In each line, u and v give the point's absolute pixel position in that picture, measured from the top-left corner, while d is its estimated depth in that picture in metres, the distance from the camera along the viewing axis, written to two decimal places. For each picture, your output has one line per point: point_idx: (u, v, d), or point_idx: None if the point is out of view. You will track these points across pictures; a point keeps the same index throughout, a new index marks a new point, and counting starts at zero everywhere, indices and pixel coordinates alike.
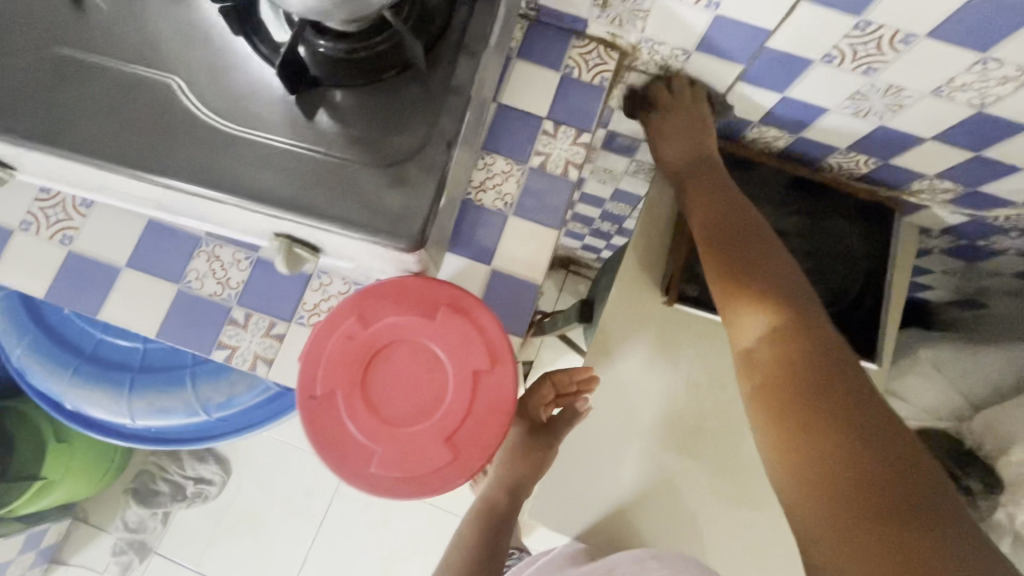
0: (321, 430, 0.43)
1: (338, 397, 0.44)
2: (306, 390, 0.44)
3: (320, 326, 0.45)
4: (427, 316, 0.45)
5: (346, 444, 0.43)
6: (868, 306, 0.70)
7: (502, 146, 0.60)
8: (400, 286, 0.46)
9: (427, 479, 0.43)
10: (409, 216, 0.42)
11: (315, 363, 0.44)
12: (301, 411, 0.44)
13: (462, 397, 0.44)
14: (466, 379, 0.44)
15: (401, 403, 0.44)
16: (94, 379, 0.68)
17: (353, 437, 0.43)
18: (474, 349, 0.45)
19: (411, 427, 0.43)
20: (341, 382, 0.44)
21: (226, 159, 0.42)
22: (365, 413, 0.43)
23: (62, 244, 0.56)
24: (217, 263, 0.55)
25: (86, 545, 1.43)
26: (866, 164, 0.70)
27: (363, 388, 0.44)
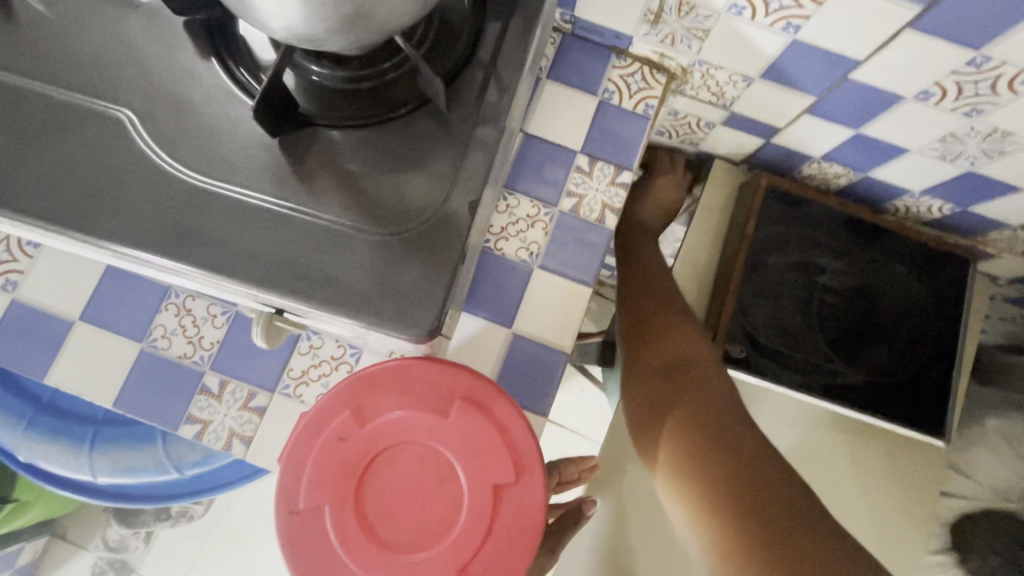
0: (304, 555, 0.35)
1: (325, 514, 0.35)
2: (286, 504, 0.35)
3: (304, 423, 0.36)
4: (438, 414, 0.36)
5: (335, 574, 0.35)
6: (937, 373, 0.61)
7: (528, 184, 0.51)
8: (405, 374, 0.37)
9: None
10: (422, 298, 0.33)
11: (298, 470, 0.36)
12: (280, 527, 0.35)
13: (478, 518, 0.35)
14: (484, 495, 0.36)
15: (402, 522, 0.35)
16: (49, 431, 0.59)
17: (344, 564, 0.35)
18: (495, 456, 0.36)
19: (411, 552, 0.35)
20: (329, 495, 0.35)
21: (189, 220, 0.33)
22: (359, 535, 0.35)
23: (5, 291, 0.47)
24: (189, 318, 0.47)
25: (64, 563, 1.35)
26: (939, 210, 0.61)
27: (354, 502, 0.35)
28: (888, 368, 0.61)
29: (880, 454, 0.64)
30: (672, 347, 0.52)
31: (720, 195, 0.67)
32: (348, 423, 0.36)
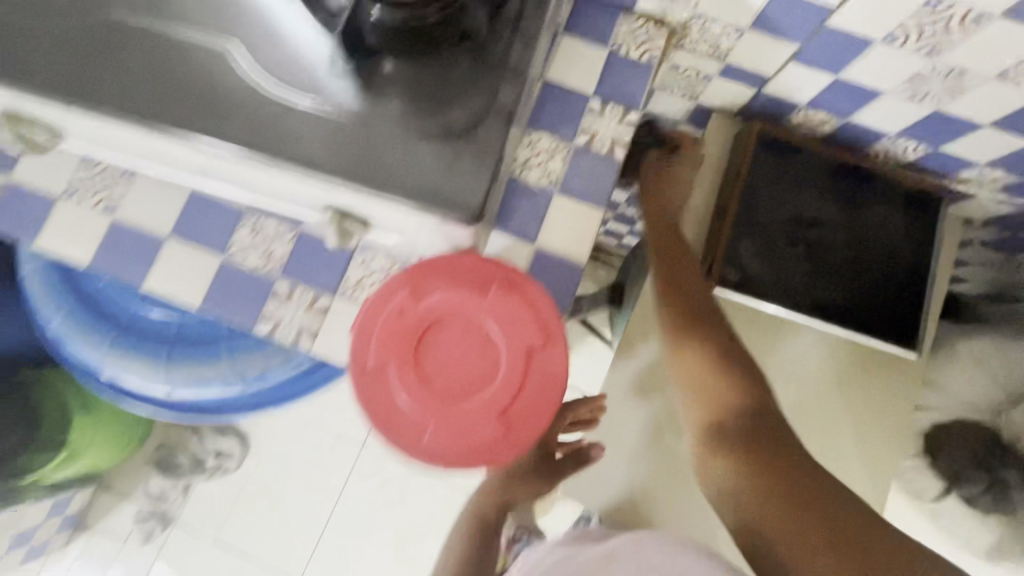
0: (375, 405, 0.43)
1: (390, 371, 0.43)
2: (358, 362, 0.44)
3: (371, 300, 0.45)
4: (480, 292, 0.45)
5: (399, 417, 0.43)
6: (909, 295, 0.69)
7: (547, 123, 0.59)
8: (452, 262, 0.45)
9: (480, 454, 0.43)
10: (469, 187, 0.42)
11: (366, 336, 0.44)
12: (353, 384, 0.44)
13: (514, 375, 0.44)
14: (519, 356, 0.44)
15: (453, 377, 0.44)
16: (134, 349, 0.69)
17: (407, 413, 0.43)
18: (527, 325, 0.44)
19: (460, 402, 0.43)
20: (393, 355, 0.44)
21: (286, 131, 0.42)
22: (417, 386, 0.43)
23: (105, 214, 0.55)
24: (261, 236, 0.55)
25: (109, 513, 1.46)
26: (915, 151, 0.68)
27: (412, 365, 0.43)
28: (866, 291, 0.69)
29: (867, 373, 0.70)
30: (698, 341, 0.56)
31: (718, 144, 0.75)
32: (405, 300, 0.44)
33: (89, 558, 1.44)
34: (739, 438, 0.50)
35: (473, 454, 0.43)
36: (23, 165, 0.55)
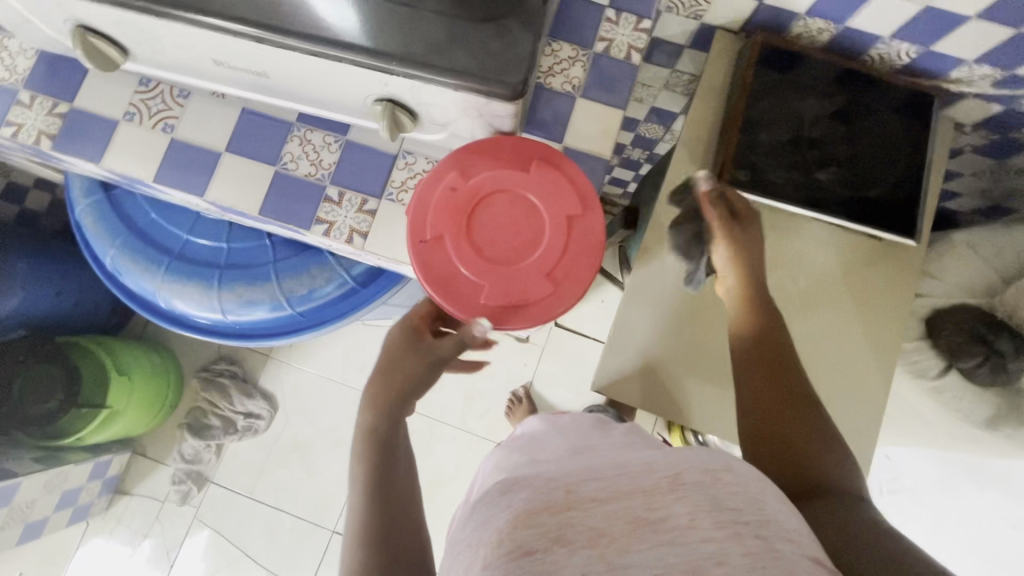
0: (434, 270, 0.48)
1: (446, 240, 0.49)
2: (417, 235, 0.49)
3: (427, 180, 0.50)
4: (522, 169, 0.49)
5: (458, 280, 0.48)
6: (909, 186, 0.74)
7: (567, 34, 0.63)
8: (495, 144, 0.50)
9: (532, 309, 0.49)
10: (513, 65, 0.45)
11: (423, 211, 0.49)
12: (413, 253, 0.49)
13: (557, 239, 0.49)
14: (562, 223, 0.49)
15: (504, 245, 0.48)
16: (185, 276, 0.73)
17: (462, 275, 0.48)
18: (566, 196, 0.49)
19: (507, 267, 0.48)
20: (448, 226, 0.49)
21: (339, 17, 0.45)
22: (472, 253, 0.48)
23: (164, 132, 0.60)
24: (309, 146, 0.60)
25: (146, 477, 1.51)
26: (907, 54, 0.73)
27: (464, 235, 0.48)
28: (868, 186, 0.74)
29: (870, 264, 0.76)
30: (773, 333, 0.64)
31: (724, 59, 0.79)
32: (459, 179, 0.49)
33: (131, 520, 1.49)
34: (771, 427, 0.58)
35: (522, 311, 0.48)
36: (85, 92, 0.59)
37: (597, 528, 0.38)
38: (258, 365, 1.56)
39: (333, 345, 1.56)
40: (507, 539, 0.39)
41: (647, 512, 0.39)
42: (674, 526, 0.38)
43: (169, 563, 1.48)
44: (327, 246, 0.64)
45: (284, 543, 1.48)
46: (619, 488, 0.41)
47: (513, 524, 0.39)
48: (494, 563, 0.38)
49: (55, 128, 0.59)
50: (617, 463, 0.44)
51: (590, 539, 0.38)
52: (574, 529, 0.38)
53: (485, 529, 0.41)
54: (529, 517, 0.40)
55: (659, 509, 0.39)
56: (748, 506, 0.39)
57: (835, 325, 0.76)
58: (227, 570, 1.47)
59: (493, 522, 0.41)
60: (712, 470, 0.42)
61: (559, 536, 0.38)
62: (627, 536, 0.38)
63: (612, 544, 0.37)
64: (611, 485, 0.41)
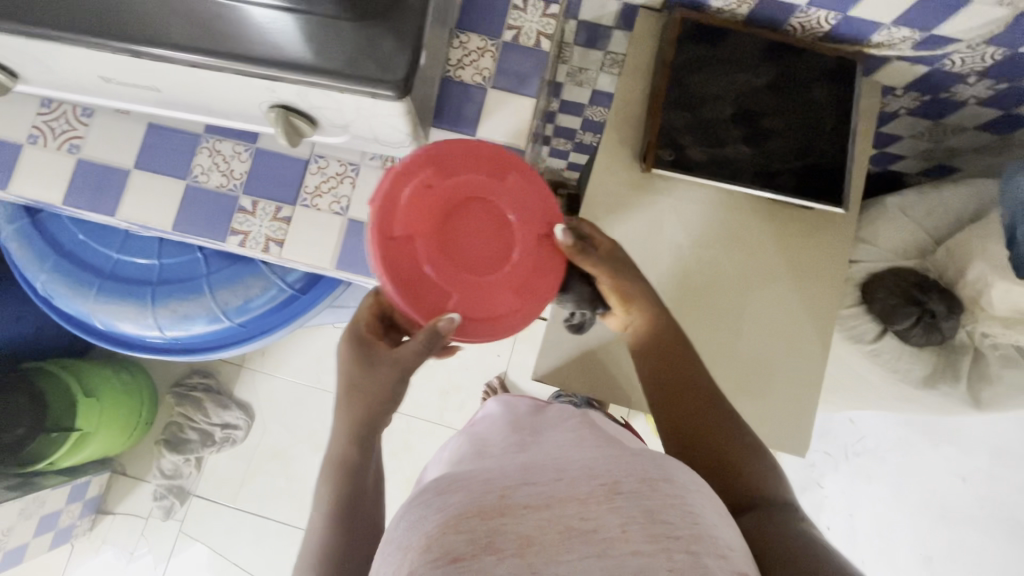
0: (398, 268, 0.48)
1: (415, 242, 0.48)
2: (384, 230, 0.48)
3: (397, 175, 0.49)
4: (496, 179, 0.50)
5: (424, 282, 0.48)
6: (836, 154, 0.74)
7: (474, 24, 0.62)
8: (468, 148, 0.50)
9: (499, 320, 0.50)
10: (395, 62, 0.45)
11: (393, 207, 0.48)
12: (378, 249, 0.47)
13: (527, 256, 0.51)
14: (530, 240, 0.51)
15: (474, 254, 0.49)
16: (118, 295, 0.73)
17: (428, 276, 0.48)
18: (536, 215, 0.51)
19: (473, 280, 0.49)
20: (418, 227, 0.48)
21: (213, 25, 0.44)
22: (444, 258, 0.49)
23: (71, 153, 0.59)
24: (219, 158, 0.59)
25: (128, 494, 1.51)
26: (827, 20, 0.73)
27: (432, 246, 0.48)
28: (794, 156, 0.74)
29: (802, 234, 0.76)
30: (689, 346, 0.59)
31: (649, 38, 0.78)
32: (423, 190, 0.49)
33: (116, 538, 1.50)
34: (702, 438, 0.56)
35: (487, 322, 0.49)
36: None
37: (528, 535, 0.37)
38: (232, 376, 1.56)
39: (305, 350, 1.56)
40: (436, 545, 0.36)
41: (580, 521, 0.37)
42: (605, 538, 0.36)
43: None
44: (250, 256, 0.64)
45: (270, 550, 1.49)
46: (555, 495, 0.39)
47: (442, 527, 0.37)
48: (420, 569, 0.35)
49: None
50: (559, 466, 0.42)
51: (518, 547, 0.36)
52: (505, 536, 0.36)
53: (412, 530, 0.38)
54: (460, 521, 0.37)
55: (592, 519, 0.37)
56: (681, 519, 0.37)
57: (789, 302, 0.76)
58: None
59: (422, 524, 0.38)
60: (651, 480, 0.39)
61: (489, 543, 0.36)
62: (554, 547, 0.36)
63: (541, 554, 0.36)
64: (547, 490, 0.39)
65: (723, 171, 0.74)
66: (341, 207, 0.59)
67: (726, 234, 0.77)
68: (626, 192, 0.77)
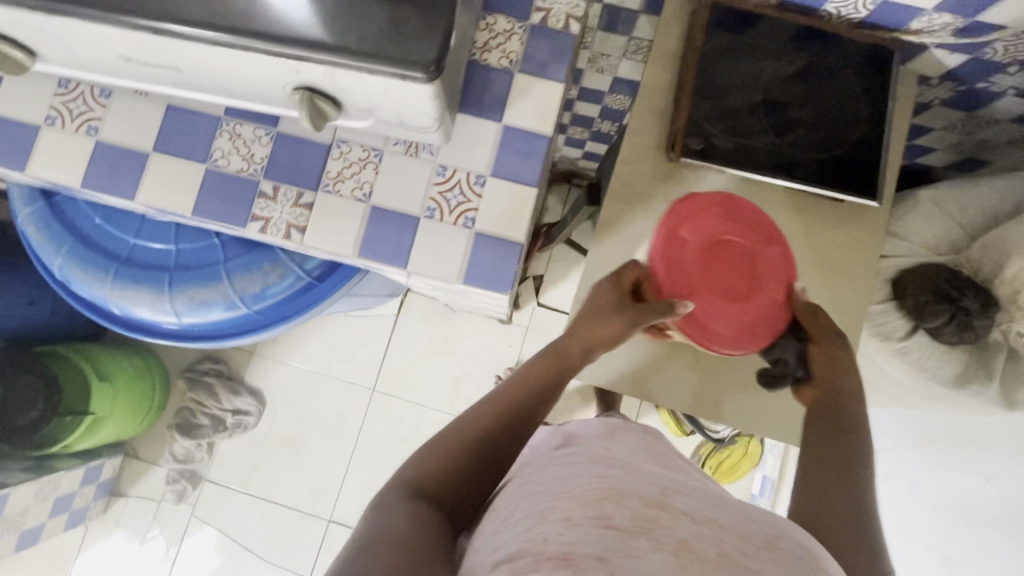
0: (665, 249, 0.67)
1: (687, 244, 0.67)
2: (672, 222, 0.68)
3: (724, 199, 0.68)
4: (763, 240, 0.68)
5: (680, 271, 0.67)
6: (871, 145, 0.72)
7: (501, 5, 0.60)
8: (755, 212, 0.69)
9: (710, 332, 0.66)
10: (425, 44, 0.43)
11: (690, 215, 0.68)
12: (664, 231, 0.67)
13: (760, 302, 0.67)
14: (767, 296, 0.68)
15: (721, 279, 0.67)
16: (135, 281, 0.72)
17: (683, 270, 0.67)
18: (777, 277, 0.68)
19: (728, 299, 0.67)
20: (701, 235, 0.67)
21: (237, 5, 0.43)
22: (697, 268, 0.67)
23: (89, 135, 0.57)
24: (240, 141, 0.58)
25: (141, 478, 1.53)
26: (865, 6, 0.70)
27: (707, 269, 0.67)
28: (827, 147, 0.72)
29: (832, 227, 0.74)
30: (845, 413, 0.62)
31: (678, 22, 0.76)
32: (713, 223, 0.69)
33: (129, 521, 1.51)
34: (826, 489, 0.55)
35: (705, 328, 0.66)
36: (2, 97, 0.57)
37: (685, 541, 0.39)
38: (243, 362, 1.56)
39: (316, 338, 1.55)
40: (589, 507, 0.41)
41: (739, 556, 0.39)
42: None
43: (170, 560, 1.50)
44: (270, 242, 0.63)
45: (281, 536, 1.50)
46: (716, 519, 0.42)
47: (605, 496, 0.42)
48: (576, 513, 0.41)
49: None
50: (722, 506, 0.45)
51: (676, 548, 0.39)
52: (661, 531, 0.40)
53: (568, 492, 0.43)
54: (619, 498, 0.42)
55: (746, 555, 0.39)
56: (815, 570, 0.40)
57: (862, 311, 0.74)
58: (228, 563, 1.50)
59: (583, 483, 0.44)
60: (809, 555, 0.41)
61: (637, 528, 0.39)
62: (709, 562, 0.38)
63: (694, 562, 0.38)
64: (705, 509, 0.43)
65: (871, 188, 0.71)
66: (363, 193, 0.58)
67: (844, 245, 0.74)
68: (650, 183, 0.75)
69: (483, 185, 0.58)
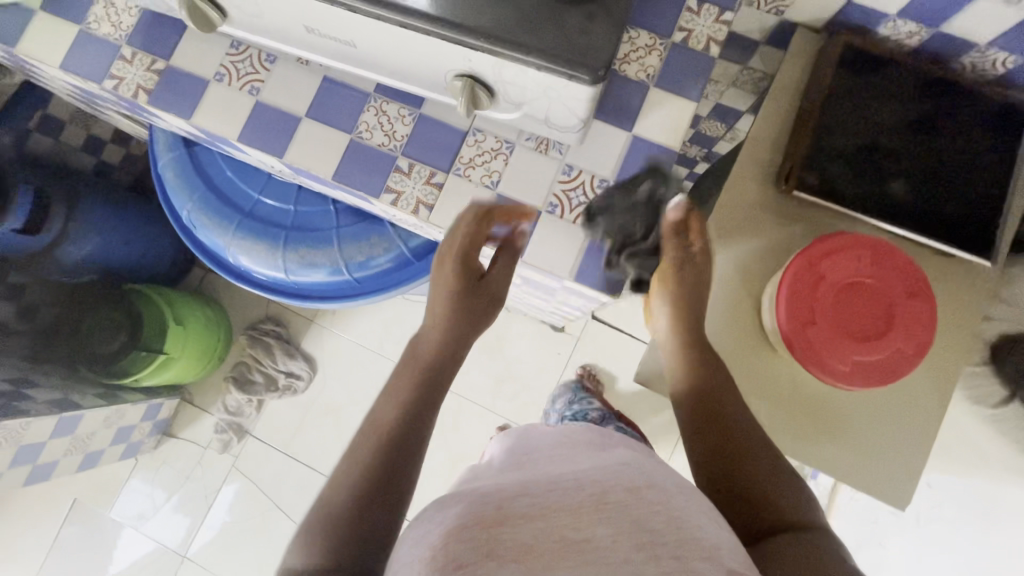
0: (798, 277, 0.63)
1: (826, 278, 0.62)
2: (813, 255, 0.63)
3: (858, 240, 0.63)
4: (910, 292, 0.62)
5: (808, 296, 0.63)
6: (992, 203, 0.69)
7: (645, 21, 0.62)
8: (891, 261, 0.63)
9: (816, 355, 0.62)
10: (598, 50, 0.46)
11: (840, 252, 0.63)
12: (802, 258, 0.63)
13: (892, 358, 0.62)
14: (901, 356, 0.62)
15: (858, 322, 0.62)
16: (255, 234, 0.77)
17: (817, 299, 0.62)
18: (912, 335, 0.62)
19: (855, 340, 0.62)
20: (840, 270, 0.62)
21: None
22: (830, 301, 0.62)
23: (250, 95, 0.62)
24: (384, 117, 0.62)
25: (191, 423, 1.60)
26: (1003, 64, 0.69)
27: (836, 310, 0.62)
28: (941, 198, 0.70)
29: (939, 281, 0.73)
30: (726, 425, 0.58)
31: (804, 58, 0.77)
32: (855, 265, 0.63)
33: (175, 462, 1.59)
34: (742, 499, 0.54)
35: (812, 350, 0.62)
36: (181, 53, 0.63)
37: (527, 543, 0.40)
38: (301, 328, 1.62)
39: (372, 316, 1.60)
40: (441, 553, 0.39)
41: (573, 531, 0.42)
42: (598, 546, 0.40)
43: (205, 507, 1.56)
44: (392, 216, 0.66)
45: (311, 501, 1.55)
46: (547, 507, 0.43)
47: (447, 537, 0.40)
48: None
49: (152, 84, 0.63)
50: (550, 479, 0.47)
51: (517, 554, 0.39)
52: (504, 544, 0.40)
53: (422, 545, 0.41)
54: (462, 531, 0.41)
55: (585, 530, 0.42)
56: (667, 527, 0.42)
57: (924, 376, 0.72)
58: (258, 520, 1.55)
59: (428, 536, 0.41)
60: (635, 488, 0.46)
61: (489, 552, 0.39)
62: (551, 556, 0.40)
63: (538, 560, 0.39)
64: (542, 502, 0.44)
65: (961, 234, 0.69)
66: (492, 181, 0.61)
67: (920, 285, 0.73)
68: (756, 211, 0.75)
69: (605, 190, 0.61)
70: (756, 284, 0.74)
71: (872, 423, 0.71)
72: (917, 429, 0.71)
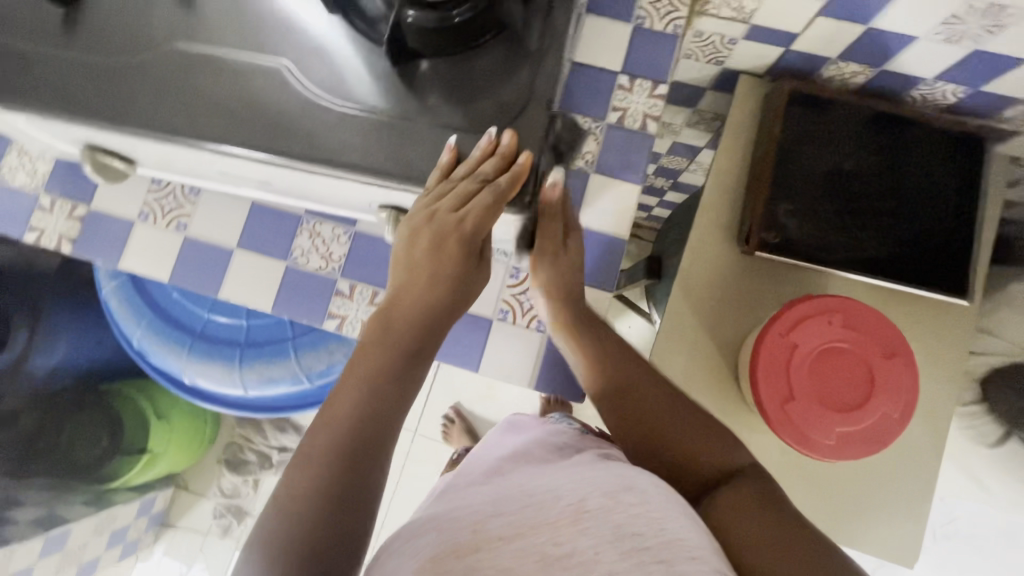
0: (769, 352, 0.60)
1: (799, 348, 0.60)
2: (781, 328, 0.60)
3: (826, 300, 0.61)
4: (887, 352, 0.60)
5: (781, 370, 0.60)
6: (961, 239, 0.66)
7: (576, 105, 0.63)
8: (862, 314, 0.60)
9: (799, 433, 0.59)
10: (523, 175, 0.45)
11: (810, 318, 0.60)
12: (771, 330, 0.61)
13: (877, 425, 0.59)
14: (887, 422, 0.59)
15: (841, 391, 0.59)
16: (208, 354, 0.74)
17: (794, 370, 0.60)
18: (896, 399, 0.59)
19: (837, 413, 0.59)
20: (813, 338, 0.60)
21: (344, 142, 0.44)
22: (806, 373, 0.60)
23: (178, 231, 0.60)
24: (319, 239, 0.59)
25: (187, 510, 1.57)
26: (953, 94, 0.66)
27: (813, 383, 0.59)
28: (908, 240, 0.67)
29: (919, 320, 0.70)
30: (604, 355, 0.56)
31: (750, 106, 0.75)
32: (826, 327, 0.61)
33: (177, 551, 1.55)
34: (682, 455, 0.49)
35: (791, 428, 0.59)
36: (102, 195, 0.61)
37: (506, 566, 0.35)
38: None
39: None
40: None
41: (553, 546, 0.36)
42: (584, 559, 0.35)
43: None
44: None
45: None
46: (527, 522, 0.38)
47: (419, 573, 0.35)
48: None
49: (75, 231, 0.61)
50: (525, 489, 0.42)
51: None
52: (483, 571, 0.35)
53: None
54: (437, 565, 0.36)
55: (565, 541, 0.36)
56: (649, 528, 0.36)
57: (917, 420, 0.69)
58: None
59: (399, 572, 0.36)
60: (612, 491, 0.39)
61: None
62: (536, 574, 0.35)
63: None
64: (517, 519, 0.39)
65: (934, 278, 0.67)
66: None
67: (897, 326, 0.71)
68: (720, 271, 0.72)
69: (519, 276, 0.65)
70: (732, 347, 0.71)
71: (869, 478, 0.68)
72: (915, 478, 0.68)
